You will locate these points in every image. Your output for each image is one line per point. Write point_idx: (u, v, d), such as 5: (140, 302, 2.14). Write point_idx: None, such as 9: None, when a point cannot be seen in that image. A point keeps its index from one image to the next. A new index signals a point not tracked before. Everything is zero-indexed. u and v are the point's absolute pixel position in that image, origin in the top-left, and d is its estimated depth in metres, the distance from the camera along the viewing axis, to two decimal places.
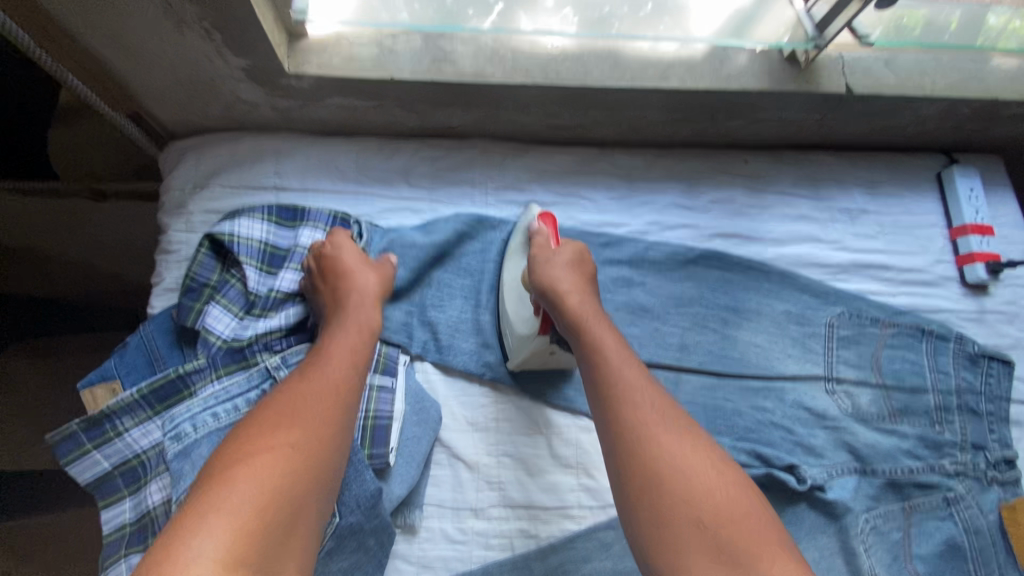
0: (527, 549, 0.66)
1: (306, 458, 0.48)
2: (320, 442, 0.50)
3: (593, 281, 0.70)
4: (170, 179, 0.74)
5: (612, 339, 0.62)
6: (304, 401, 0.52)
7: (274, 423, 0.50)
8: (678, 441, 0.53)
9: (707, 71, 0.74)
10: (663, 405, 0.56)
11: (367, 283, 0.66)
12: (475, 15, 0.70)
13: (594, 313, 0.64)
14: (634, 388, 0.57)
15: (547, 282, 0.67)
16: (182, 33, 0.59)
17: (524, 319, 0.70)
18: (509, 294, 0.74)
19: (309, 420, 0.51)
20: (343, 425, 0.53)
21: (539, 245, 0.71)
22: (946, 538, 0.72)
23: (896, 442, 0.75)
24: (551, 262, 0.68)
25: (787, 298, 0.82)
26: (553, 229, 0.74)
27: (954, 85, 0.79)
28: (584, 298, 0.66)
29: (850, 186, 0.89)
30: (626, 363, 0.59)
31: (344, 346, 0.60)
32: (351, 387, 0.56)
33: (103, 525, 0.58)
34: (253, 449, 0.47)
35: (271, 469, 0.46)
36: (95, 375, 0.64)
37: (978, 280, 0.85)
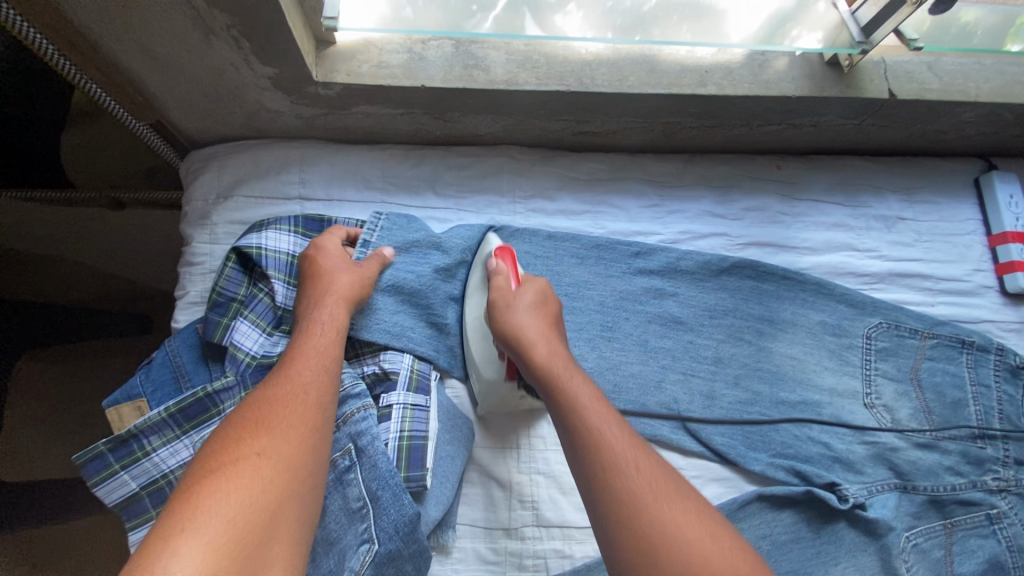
0: (562, 569, 0.65)
1: (278, 464, 0.45)
2: (291, 447, 0.47)
3: (559, 323, 0.65)
4: (193, 190, 0.72)
5: (587, 390, 0.56)
6: (273, 408, 0.49)
7: (239, 433, 0.47)
8: (669, 507, 0.47)
9: (746, 76, 0.71)
10: (647, 461, 0.50)
11: (339, 281, 0.63)
12: (477, 11, 0.67)
13: (562, 358, 0.59)
14: (614, 447, 0.51)
15: (511, 328, 0.61)
16: (209, 41, 0.57)
17: (490, 363, 0.66)
18: (471, 334, 0.69)
19: (276, 425, 0.48)
20: (315, 428, 0.50)
21: (497, 288, 0.65)
22: (989, 557, 0.70)
23: (937, 458, 0.73)
24: (512, 307, 0.63)
25: (823, 308, 0.80)
26: (511, 264, 0.68)
27: (998, 90, 0.76)
28: (552, 345, 0.60)
29: (886, 192, 0.87)
30: (602, 414, 0.53)
31: (313, 347, 0.57)
32: (322, 388, 0.53)
33: (131, 547, 0.57)
34: (219, 461, 0.44)
35: (241, 479, 0.43)
36: (121, 393, 0.63)
37: (1019, 290, 0.82)
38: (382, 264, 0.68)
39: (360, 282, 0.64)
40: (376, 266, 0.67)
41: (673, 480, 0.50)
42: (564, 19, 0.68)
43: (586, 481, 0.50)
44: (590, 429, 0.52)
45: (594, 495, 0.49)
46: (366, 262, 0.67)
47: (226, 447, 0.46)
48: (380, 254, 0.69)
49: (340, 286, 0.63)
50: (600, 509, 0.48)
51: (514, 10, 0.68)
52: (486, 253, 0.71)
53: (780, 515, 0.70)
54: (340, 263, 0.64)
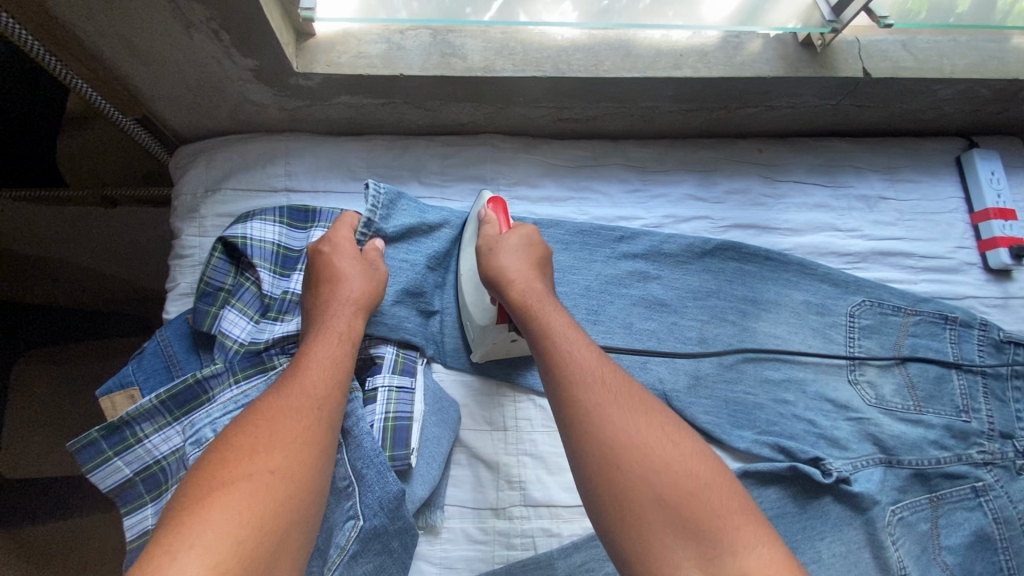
0: (550, 548, 0.66)
1: (291, 482, 0.47)
2: (301, 463, 0.48)
3: (545, 265, 0.67)
4: (181, 183, 0.74)
5: (561, 320, 0.60)
6: (284, 419, 0.50)
7: (252, 445, 0.48)
8: (633, 415, 0.51)
9: (720, 59, 0.72)
10: (612, 375, 0.55)
11: (357, 287, 0.63)
12: (472, 12, 0.67)
13: (539, 292, 0.62)
14: (583, 364, 0.55)
15: (495, 270, 0.64)
16: (190, 35, 0.58)
17: (481, 306, 0.68)
18: (465, 285, 0.70)
19: (292, 438, 0.49)
20: (327, 443, 0.52)
21: (485, 234, 0.68)
22: (974, 529, 0.70)
23: (921, 432, 0.74)
24: (497, 248, 0.66)
25: (807, 288, 0.80)
26: (502, 213, 0.70)
27: (973, 67, 0.77)
28: (531, 285, 0.63)
29: (867, 172, 0.87)
30: (575, 340, 0.57)
31: (329, 357, 0.57)
32: (334, 402, 0.54)
33: (126, 531, 0.58)
34: (232, 475, 0.45)
35: (250, 497, 0.44)
36: (114, 382, 0.64)
37: (1001, 266, 0.83)
38: (381, 257, 0.69)
39: (374, 292, 0.64)
40: (380, 260, 0.68)
41: (638, 394, 0.54)
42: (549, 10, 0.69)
43: (554, 389, 0.55)
44: (561, 353, 0.56)
45: (563, 403, 0.53)
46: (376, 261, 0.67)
47: (240, 458, 0.47)
48: (375, 246, 0.69)
49: (356, 294, 0.63)
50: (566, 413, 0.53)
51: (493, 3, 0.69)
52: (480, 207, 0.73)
53: (766, 490, 0.71)
54: (356, 269, 0.64)
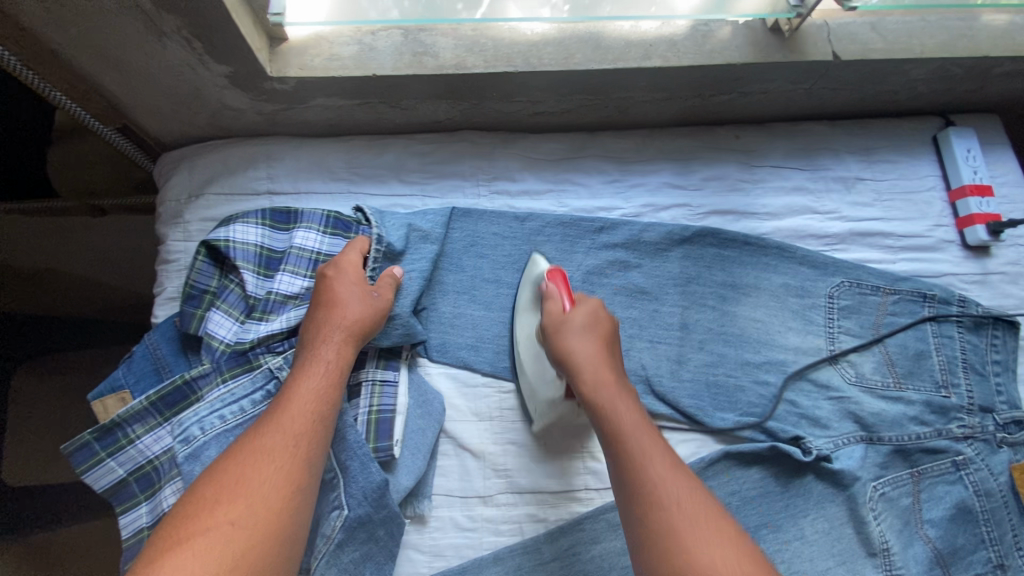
0: (537, 533, 0.67)
1: (251, 532, 0.48)
2: (267, 511, 0.50)
3: (614, 344, 0.66)
4: (166, 190, 0.76)
5: (627, 406, 0.60)
6: (254, 464, 0.52)
7: (216, 494, 0.50)
8: (703, 534, 0.51)
9: (690, 48, 0.73)
10: (676, 474, 0.55)
11: (349, 315, 0.63)
12: (464, 9, 0.69)
13: (610, 380, 0.62)
14: (652, 465, 0.55)
15: (564, 353, 0.64)
16: (162, 44, 0.60)
17: (545, 383, 0.68)
18: (524, 354, 0.71)
19: (260, 487, 0.51)
20: (298, 484, 0.53)
21: (549, 313, 0.68)
22: (956, 502, 0.71)
23: (901, 409, 0.75)
24: (564, 329, 0.65)
25: (786, 271, 0.81)
26: (563, 285, 0.70)
27: (943, 46, 0.78)
28: (600, 371, 0.62)
29: (844, 154, 0.88)
30: (640, 432, 0.58)
31: (310, 391, 0.58)
32: (314, 442, 0.55)
33: (122, 530, 0.60)
34: (190, 530, 0.47)
35: (209, 549, 0.46)
36: (105, 385, 0.65)
37: (979, 242, 0.83)
38: (393, 286, 0.69)
39: (370, 317, 0.64)
40: (390, 290, 0.68)
41: (717, 515, 0.53)
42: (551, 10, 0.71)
43: (625, 494, 0.55)
44: (633, 458, 0.56)
45: (636, 517, 0.53)
46: (380, 290, 0.67)
47: (202, 508, 0.49)
48: (392, 275, 0.69)
49: (347, 321, 0.63)
50: (641, 533, 0.53)
51: None
52: (538, 275, 0.73)
53: (749, 471, 0.73)
54: (354, 295, 0.64)
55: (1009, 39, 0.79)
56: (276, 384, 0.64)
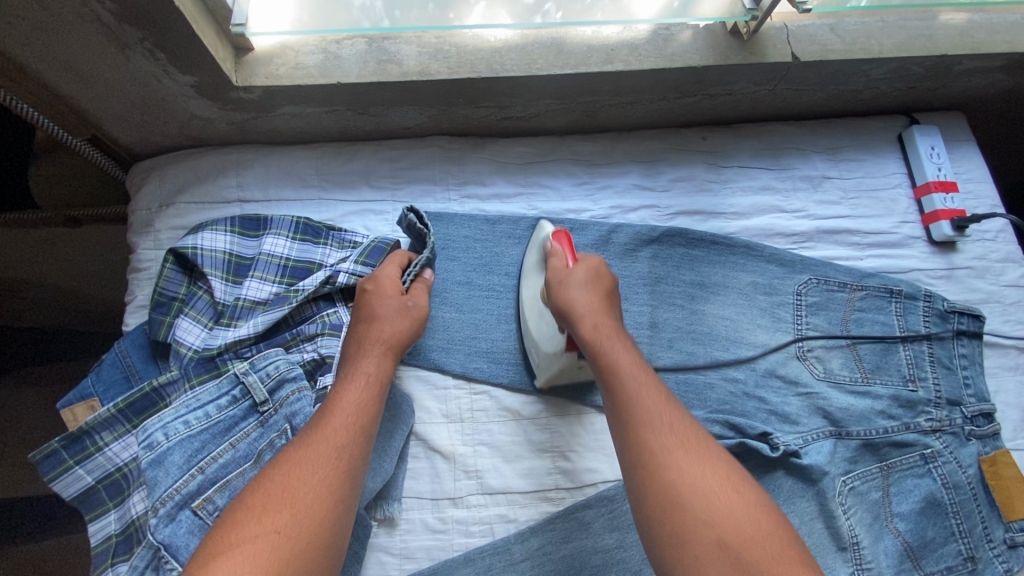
0: (507, 533, 0.68)
1: (295, 542, 0.48)
2: (311, 521, 0.49)
3: (613, 298, 0.67)
4: (137, 200, 0.76)
5: (627, 355, 0.60)
6: (299, 473, 0.51)
7: (264, 504, 0.49)
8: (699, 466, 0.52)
9: (651, 51, 0.75)
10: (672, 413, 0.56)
11: (388, 330, 0.63)
12: (455, 18, 0.71)
13: (610, 329, 0.62)
14: (650, 405, 0.56)
15: (564, 305, 0.65)
16: (126, 55, 0.61)
17: (547, 337, 0.70)
18: (529, 312, 0.73)
19: (307, 495, 0.50)
20: (339, 497, 0.51)
21: (553, 268, 0.69)
22: (925, 495, 0.72)
23: (869, 403, 0.76)
24: (565, 283, 0.66)
25: (754, 269, 0.82)
26: (567, 245, 0.71)
27: (902, 45, 0.79)
28: (600, 319, 0.63)
29: (811, 153, 0.90)
30: (638, 377, 0.58)
31: (351, 405, 0.57)
32: (357, 452, 0.54)
33: (90, 537, 0.60)
34: (238, 537, 0.47)
35: (254, 559, 0.45)
36: (74, 394, 0.66)
37: (944, 237, 0.85)
38: (427, 288, 0.70)
39: (405, 331, 0.64)
40: (424, 293, 0.68)
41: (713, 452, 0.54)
42: (543, 17, 0.73)
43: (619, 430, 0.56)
44: (628, 395, 0.56)
45: (629, 451, 0.54)
46: (416, 298, 0.67)
47: (249, 516, 0.48)
48: (424, 278, 0.71)
49: (387, 334, 0.63)
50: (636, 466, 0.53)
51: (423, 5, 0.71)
52: (544, 237, 0.75)
53: None
54: (394, 312, 0.64)
55: (967, 37, 0.81)
56: (242, 389, 0.64)
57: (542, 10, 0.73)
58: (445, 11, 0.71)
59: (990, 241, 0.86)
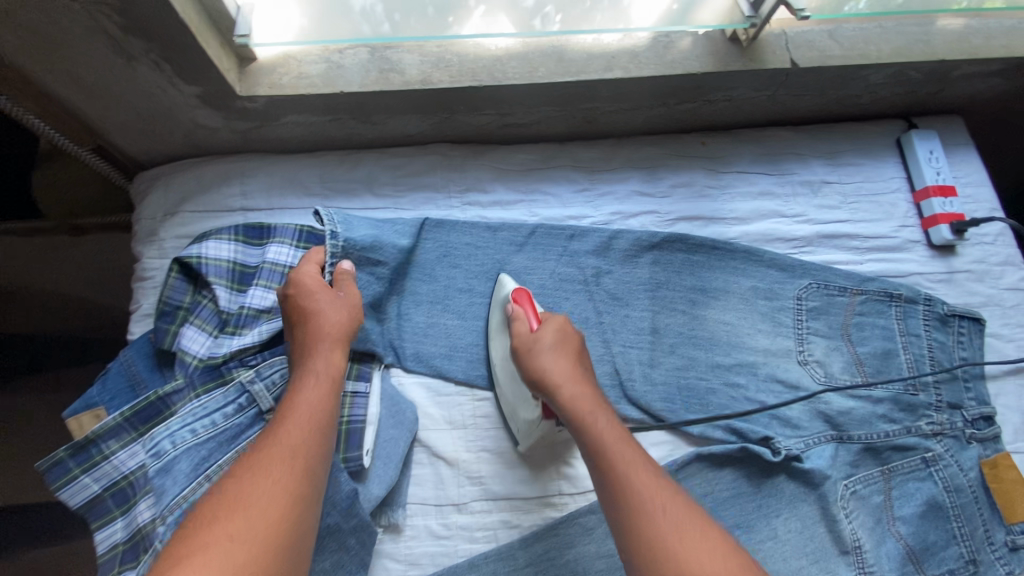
0: (511, 539, 0.68)
1: (251, 546, 0.45)
2: (269, 522, 0.47)
3: (583, 356, 0.68)
4: (141, 209, 0.77)
5: (611, 427, 0.60)
6: (255, 478, 0.50)
7: (217, 512, 0.47)
8: (697, 547, 0.50)
9: (651, 59, 0.75)
10: (662, 489, 0.55)
11: (331, 324, 0.64)
12: (453, 22, 0.72)
13: (591, 400, 0.62)
14: (640, 484, 0.54)
15: (539, 374, 0.64)
16: (132, 67, 0.62)
17: (523, 402, 0.69)
18: (501, 376, 0.72)
19: (263, 497, 0.49)
20: (297, 495, 0.50)
21: (519, 334, 0.68)
22: (926, 498, 0.72)
23: (870, 407, 0.76)
24: (536, 349, 0.65)
25: (755, 274, 0.83)
26: (529, 306, 0.71)
27: (900, 51, 0.80)
28: (579, 388, 0.63)
29: (810, 158, 0.90)
30: (627, 457, 0.57)
31: (305, 406, 0.57)
32: (314, 453, 0.54)
33: (97, 545, 0.61)
34: (191, 546, 0.44)
35: (209, 563, 0.43)
36: (80, 403, 0.66)
37: (944, 241, 0.85)
38: (350, 277, 0.70)
39: (347, 324, 0.65)
40: (351, 284, 0.70)
41: (708, 529, 0.52)
42: (542, 21, 0.74)
43: (613, 510, 0.54)
44: (619, 473, 0.55)
45: (624, 532, 0.53)
46: (345, 289, 0.68)
47: (201, 526, 0.46)
48: (344, 269, 0.71)
49: (332, 329, 0.64)
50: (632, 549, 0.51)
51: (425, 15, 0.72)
52: (506, 295, 0.74)
53: (721, 472, 0.74)
54: (333, 305, 0.65)
55: (965, 42, 0.81)
56: (248, 397, 0.65)
57: (541, 14, 0.74)
58: (444, 15, 0.72)
59: (990, 245, 0.87)
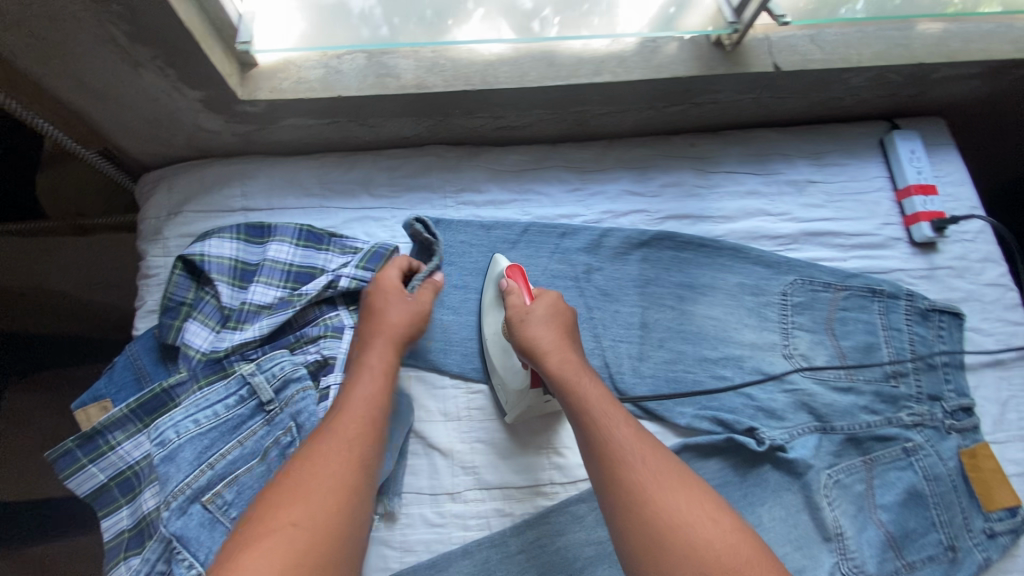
0: (504, 526, 0.70)
1: (311, 532, 0.48)
2: (326, 509, 0.50)
3: (573, 331, 0.70)
4: (146, 209, 0.79)
5: (597, 391, 0.62)
6: (315, 468, 0.52)
7: (279, 498, 0.50)
8: (676, 498, 0.53)
9: (638, 63, 0.78)
10: (644, 445, 0.57)
11: (391, 323, 0.66)
12: (453, 24, 0.75)
13: (576, 367, 0.64)
14: (624, 443, 0.57)
15: (528, 342, 0.67)
16: (138, 72, 0.64)
17: (514, 374, 0.72)
18: (492, 348, 0.75)
19: (319, 484, 0.51)
20: (353, 487, 0.52)
21: (513, 305, 0.71)
22: (907, 487, 0.75)
23: (853, 399, 0.78)
24: (529, 320, 0.68)
25: (741, 271, 0.85)
26: (522, 282, 0.74)
27: (880, 54, 0.82)
28: (565, 356, 0.65)
29: (795, 158, 0.93)
30: (614, 419, 0.59)
31: (362, 397, 0.59)
32: (369, 442, 0.56)
33: (103, 532, 0.63)
34: (258, 529, 0.47)
35: (275, 548, 0.46)
36: (88, 395, 0.69)
37: (925, 239, 0.88)
38: (434, 290, 0.73)
39: (411, 324, 0.68)
40: (431, 294, 0.72)
41: (685, 479, 0.55)
42: (541, 24, 0.77)
43: (595, 467, 0.57)
44: (603, 434, 0.58)
45: (604, 487, 0.55)
46: (421, 295, 0.71)
47: (267, 510, 0.49)
48: (434, 282, 0.73)
49: (394, 327, 0.66)
50: (614, 501, 0.54)
51: (420, 22, 0.74)
52: (500, 272, 0.77)
53: (707, 462, 0.76)
54: (398, 305, 0.68)
55: (943, 46, 0.84)
56: (248, 389, 0.67)
57: (540, 16, 0.77)
58: (444, 19, 0.75)
59: (970, 242, 0.90)
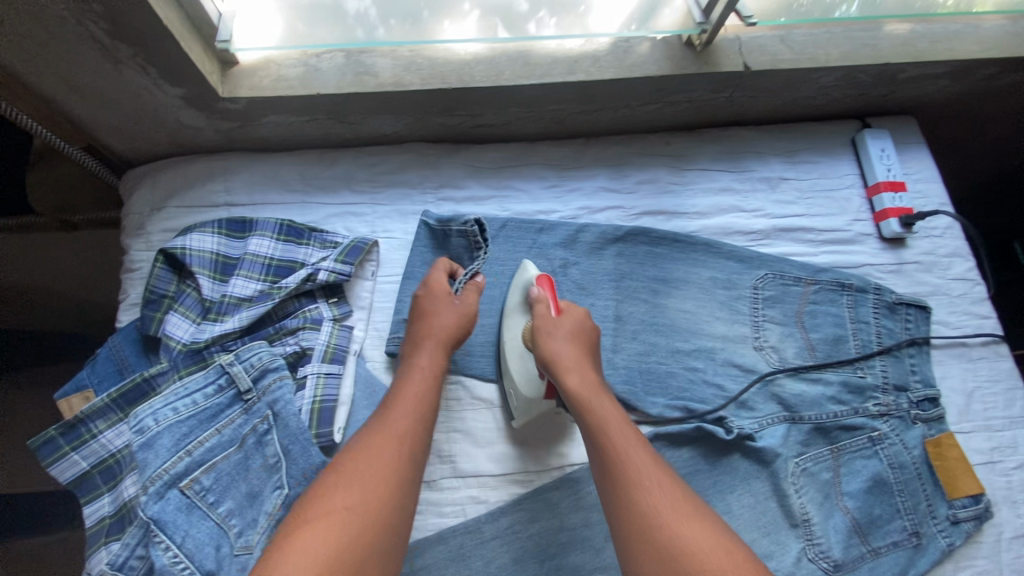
0: (479, 513, 0.72)
1: (361, 519, 0.53)
2: (375, 498, 0.54)
3: (594, 349, 0.72)
4: (129, 204, 0.81)
5: (614, 413, 0.64)
6: (365, 457, 0.57)
7: (334, 485, 0.54)
8: (685, 523, 0.55)
9: (612, 63, 0.80)
10: (655, 468, 0.59)
11: (439, 324, 0.70)
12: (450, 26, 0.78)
13: (592, 387, 0.66)
14: (637, 464, 0.59)
15: (549, 357, 0.68)
16: (119, 70, 0.66)
17: (529, 382, 0.73)
18: (509, 354, 0.76)
19: (366, 480, 0.55)
20: (399, 483, 0.56)
21: (539, 314, 0.72)
22: (872, 474, 0.77)
23: (821, 390, 0.80)
24: (552, 330, 0.70)
25: (714, 266, 0.87)
26: (551, 291, 0.75)
27: (847, 54, 0.85)
28: (584, 375, 0.67)
29: (768, 156, 0.95)
30: (630, 444, 0.61)
31: (411, 394, 0.64)
32: (417, 438, 0.60)
33: (84, 519, 0.65)
34: (311, 514, 0.52)
35: (327, 530, 0.51)
36: (70, 385, 0.70)
37: (893, 234, 0.90)
38: (477, 289, 0.75)
39: (460, 325, 0.71)
40: (475, 294, 0.74)
41: (695, 507, 0.56)
42: (537, 25, 0.80)
43: (606, 484, 0.60)
44: (616, 453, 0.60)
45: (615, 506, 0.57)
46: (467, 295, 0.73)
47: (321, 496, 0.54)
48: (476, 281, 0.76)
49: (440, 328, 0.70)
50: (624, 522, 0.56)
51: (402, 22, 0.77)
52: (528, 280, 0.78)
53: (678, 451, 0.78)
54: (446, 306, 0.72)
55: (910, 47, 0.86)
56: (227, 378, 0.69)
57: (535, 18, 0.80)
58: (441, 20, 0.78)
59: (938, 237, 0.92)
